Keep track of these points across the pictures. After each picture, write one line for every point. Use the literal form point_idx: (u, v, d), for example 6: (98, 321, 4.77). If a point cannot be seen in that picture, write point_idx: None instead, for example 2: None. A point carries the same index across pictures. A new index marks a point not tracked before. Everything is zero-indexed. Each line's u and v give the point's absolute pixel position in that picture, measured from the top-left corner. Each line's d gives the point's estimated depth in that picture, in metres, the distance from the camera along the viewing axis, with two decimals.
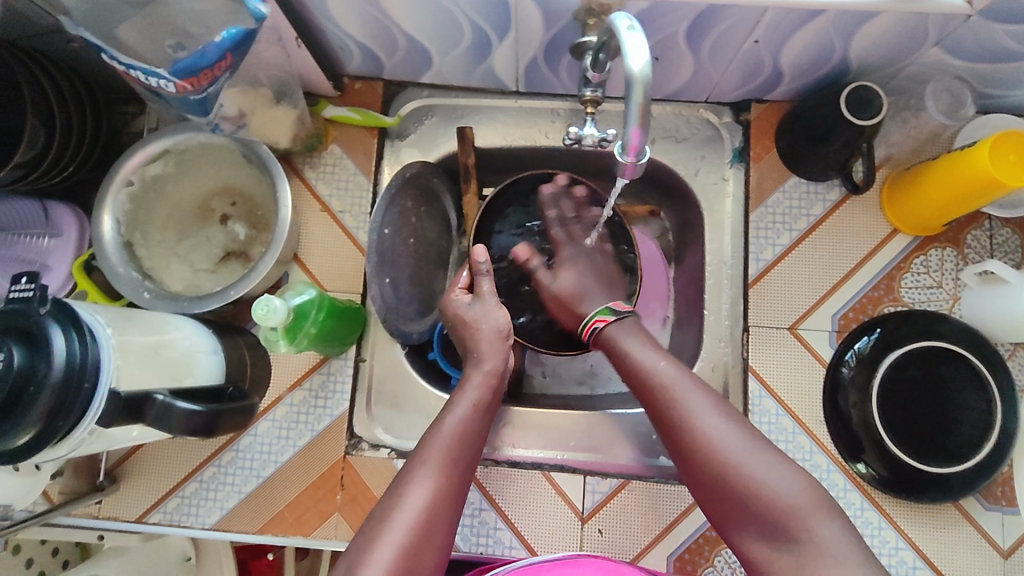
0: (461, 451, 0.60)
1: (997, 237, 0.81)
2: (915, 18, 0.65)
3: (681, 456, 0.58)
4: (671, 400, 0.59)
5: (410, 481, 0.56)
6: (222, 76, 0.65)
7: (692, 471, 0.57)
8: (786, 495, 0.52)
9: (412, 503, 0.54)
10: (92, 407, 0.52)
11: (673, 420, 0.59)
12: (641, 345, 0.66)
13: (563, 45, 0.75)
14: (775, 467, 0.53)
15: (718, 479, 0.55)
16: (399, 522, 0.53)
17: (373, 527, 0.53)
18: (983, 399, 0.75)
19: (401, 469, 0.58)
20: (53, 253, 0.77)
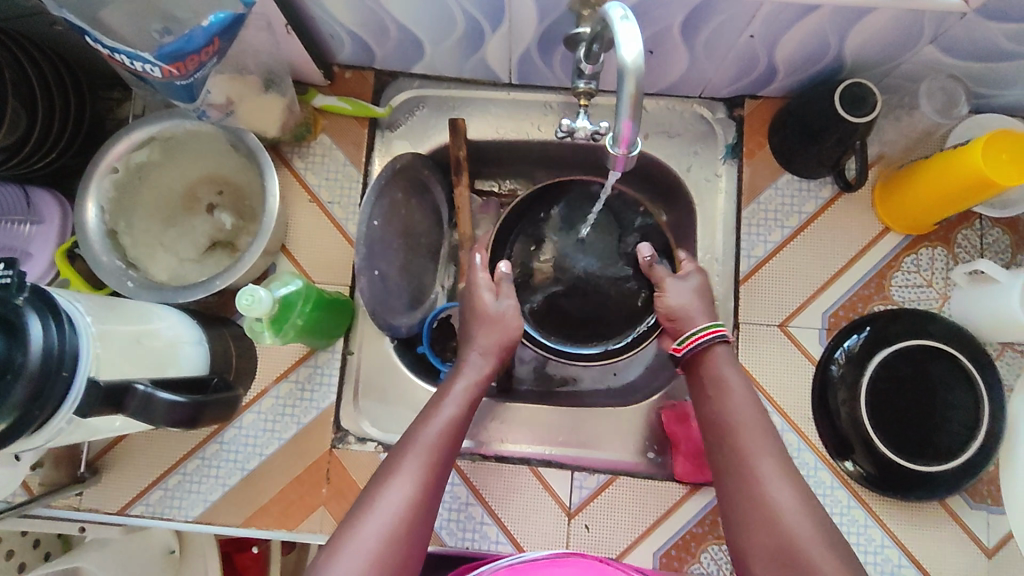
0: (444, 450, 0.60)
1: (987, 237, 0.81)
2: (910, 16, 0.65)
3: (739, 512, 0.57)
4: (747, 453, 0.59)
5: (392, 480, 0.56)
6: (209, 62, 0.63)
7: (744, 531, 0.56)
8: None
9: (393, 499, 0.55)
10: (69, 396, 0.51)
11: (744, 476, 0.58)
12: (738, 384, 0.65)
13: (556, 37, 0.75)
14: (836, 553, 0.52)
15: (773, 546, 0.54)
16: (380, 515, 0.54)
17: (356, 516, 0.54)
18: (971, 397, 0.75)
19: (386, 463, 0.59)
20: (34, 240, 0.76)
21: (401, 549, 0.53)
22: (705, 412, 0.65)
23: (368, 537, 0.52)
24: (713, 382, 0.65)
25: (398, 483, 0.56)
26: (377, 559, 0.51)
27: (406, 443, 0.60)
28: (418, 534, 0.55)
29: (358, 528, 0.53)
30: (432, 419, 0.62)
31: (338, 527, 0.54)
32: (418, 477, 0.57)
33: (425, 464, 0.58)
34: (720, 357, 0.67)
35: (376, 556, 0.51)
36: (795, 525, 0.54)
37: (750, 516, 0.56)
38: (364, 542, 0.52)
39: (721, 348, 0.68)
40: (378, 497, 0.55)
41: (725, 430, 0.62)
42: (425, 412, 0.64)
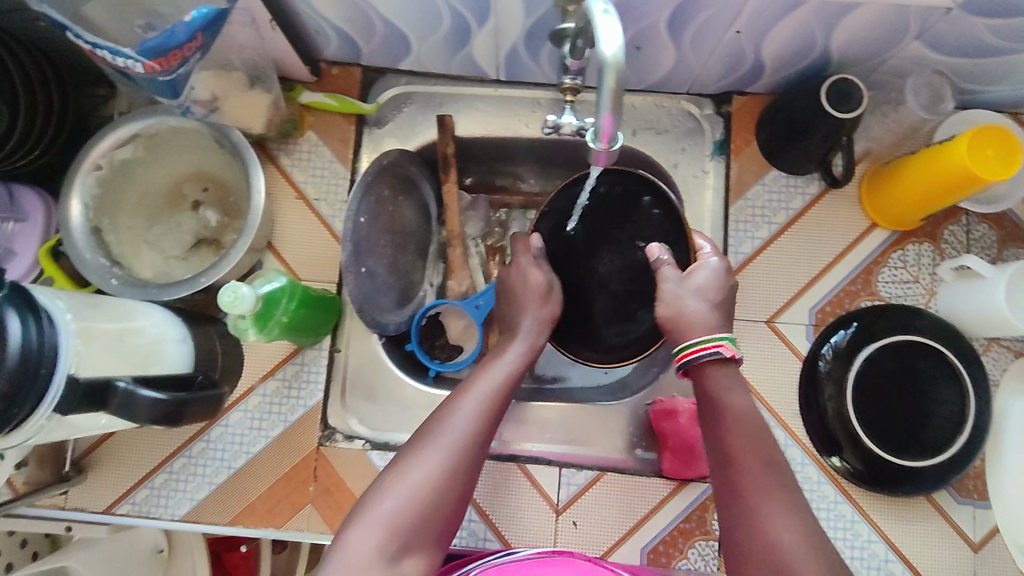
0: (505, 393, 0.61)
1: (973, 233, 0.81)
2: (895, 12, 0.65)
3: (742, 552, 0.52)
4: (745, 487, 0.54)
5: (428, 446, 0.55)
6: (193, 57, 0.63)
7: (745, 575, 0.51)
8: None
9: (456, 431, 0.56)
10: (50, 392, 0.51)
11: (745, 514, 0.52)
12: (740, 404, 0.58)
13: (542, 33, 0.75)
14: None
15: None
16: (409, 483, 0.53)
17: (385, 485, 0.53)
18: (957, 392, 0.75)
19: (422, 429, 0.58)
20: (18, 237, 0.76)
21: (461, 477, 0.55)
22: (716, 453, 0.58)
23: (427, 463, 0.54)
24: (711, 403, 0.60)
25: (461, 416, 0.57)
26: (435, 485, 0.53)
27: (470, 384, 0.61)
28: (476, 466, 0.56)
29: (419, 454, 0.55)
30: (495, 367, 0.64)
31: (398, 452, 0.56)
32: (479, 412, 0.58)
33: (486, 404, 0.59)
34: (718, 374, 0.61)
35: (435, 482, 0.53)
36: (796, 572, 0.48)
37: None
38: (425, 467, 0.54)
39: (723, 364, 0.61)
40: (441, 427, 0.57)
41: (733, 481, 0.55)
42: (468, 381, 0.63)
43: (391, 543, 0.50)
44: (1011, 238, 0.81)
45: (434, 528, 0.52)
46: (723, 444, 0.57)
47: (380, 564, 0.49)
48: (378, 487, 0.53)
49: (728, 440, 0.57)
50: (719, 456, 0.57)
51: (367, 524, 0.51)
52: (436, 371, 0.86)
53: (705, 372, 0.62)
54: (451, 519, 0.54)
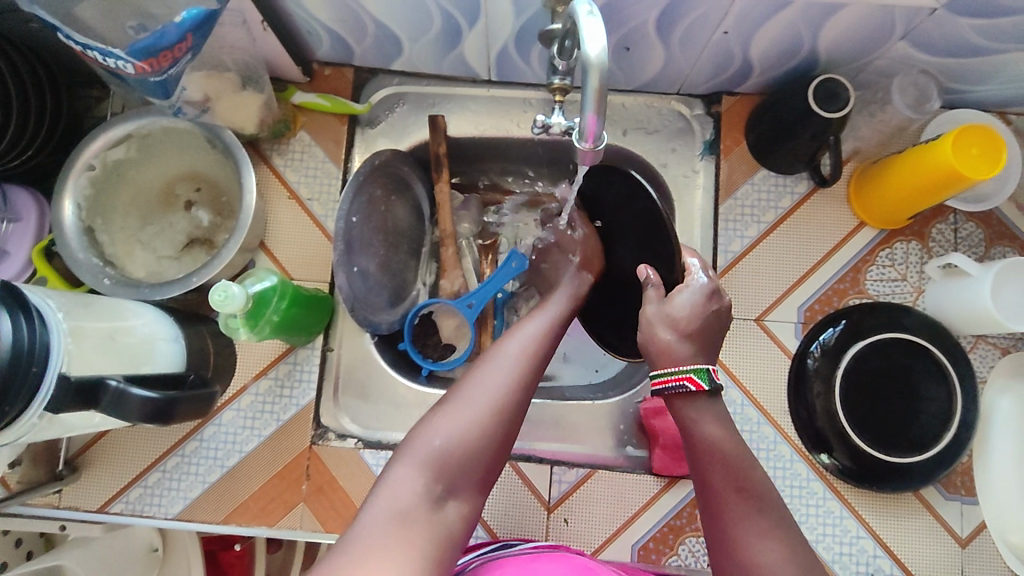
0: (544, 346, 0.63)
1: (961, 231, 0.82)
2: (881, 12, 0.65)
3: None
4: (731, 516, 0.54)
5: (489, 374, 0.57)
6: (184, 58, 0.63)
7: None
8: None
9: (501, 375, 0.57)
10: (40, 392, 0.51)
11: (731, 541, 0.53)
12: (721, 435, 0.58)
13: (532, 34, 0.75)
14: None
15: None
16: (475, 404, 0.55)
17: (446, 407, 0.55)
18: (944, 389, 0.76)
19: (477, 362, 0.60)
20: (11, 238, 0.76)
21: (506, 418, 0.55)
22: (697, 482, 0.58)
23: (474, 403, 0.55)
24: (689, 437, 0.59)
25: (504, 363, 0.59)
26: (482, 425, 0.54)
27: (508, 337, 0.63)
28: (520, 410, 0.57)
29: (464, 396, 0.56)
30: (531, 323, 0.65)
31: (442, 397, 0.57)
32: (521, 361, 0.59)
33: (527, 354, 0.60)
34: (696, 408, 0.60)
35: (482, 423, 0.54)
36: None
37: None
38: (469, 408, 0.54)
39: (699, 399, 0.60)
40: (484, 372, 0.58)
41: (716, 513, 0.55)
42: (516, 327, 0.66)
43: (436, 479, 0.51)
44: (999, 237, 0.82)
45: (480, 465, 0.53)
46: (703, 474, 0.57)
47: (427, 499, 0.50)
48: (425, 425, 0.54)
49: (708, 470, 0.57)
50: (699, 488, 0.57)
51: (417, 461, 0.51)
52: (429, 370, 0.86)
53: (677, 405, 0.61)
54: (496, 458, 0.54)
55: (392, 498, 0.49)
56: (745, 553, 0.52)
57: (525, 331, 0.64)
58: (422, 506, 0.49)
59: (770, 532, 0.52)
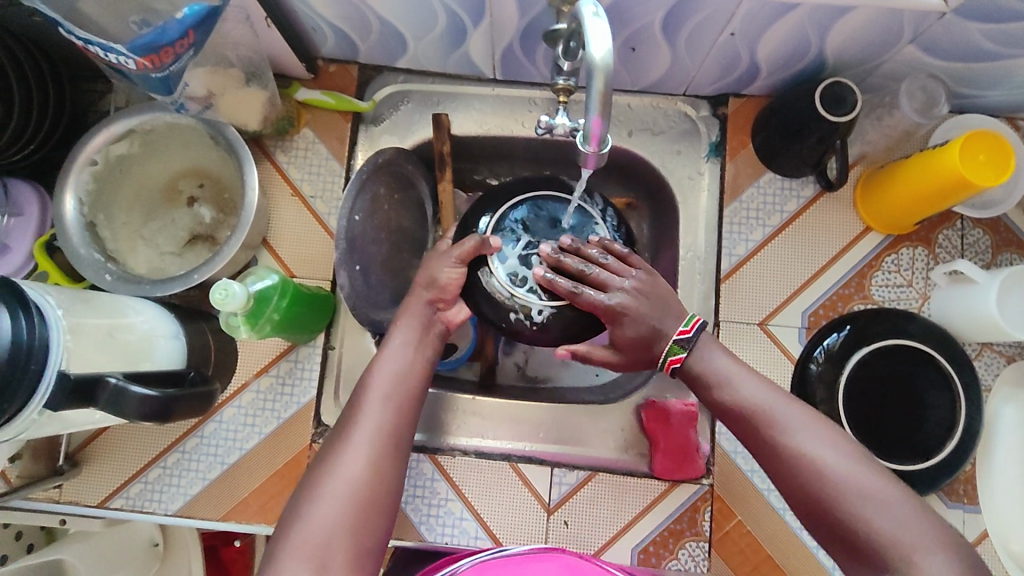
0: (399, 399, 0.62)
1: (968, 237, 0.81)
2: (889, 15, 0.65)
3: (786, 484, 0.57)
4: (768, 428, 0.58)
5: (342, 453, 0.57)
6: (186, 54, 0.63)
7: (801, 499, 0.56)
8: (895, 526, 0.51)
9: (354, 451, 0.57)
10: (39, 389, 0.51)
11: (774, 448, 0.57)
12: (729, 366, 0.63)
13: (537, 33, 0.75)
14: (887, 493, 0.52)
15: (828, 505, 0.54)
16: (331, 490, 0.54)
17: (304, 496, 0.55)
18: (948, 397, 0.76)
19: (335, 433, 0.60)
20: (14, 232, 0.76)
21: (366, 495, 0.55)
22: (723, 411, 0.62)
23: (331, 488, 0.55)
24: (699, 379, 0.63)
25: (358, 438, 0.58)
26: (341, 512, 0.53)
27: (363, 394, 0.62)
28: (384, 479, 0.57)
29: (324, 480, 0.55)
30: (382, 366, 0.63)
31: (304, 483, 0.56)
32: (373, 429, 0.59)
33: (380, 419, 0.60)
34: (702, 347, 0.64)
35: (340, 509, 0.54)
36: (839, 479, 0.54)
37: (812, 502, 0.55)
38: (327, 496, 0.54)
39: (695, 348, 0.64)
40: (338, 451, 0.57)
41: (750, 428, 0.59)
42: (370, 367, 0.64)
43: (308, 563, 0.50)
44: (1006, 243, 0.81)
45: (354, 544, 0.53)
46: (724, 403, 0.62)
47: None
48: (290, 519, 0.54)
49: (726, 394, 0.61)
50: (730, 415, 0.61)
51: (280, 555, 0.51)
52: None
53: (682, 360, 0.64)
54: (372, 531, 0.55)
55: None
56: (790, 450, 0.56)
57: (378, 384, 0.62)
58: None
59: (802, 426, 0.57)
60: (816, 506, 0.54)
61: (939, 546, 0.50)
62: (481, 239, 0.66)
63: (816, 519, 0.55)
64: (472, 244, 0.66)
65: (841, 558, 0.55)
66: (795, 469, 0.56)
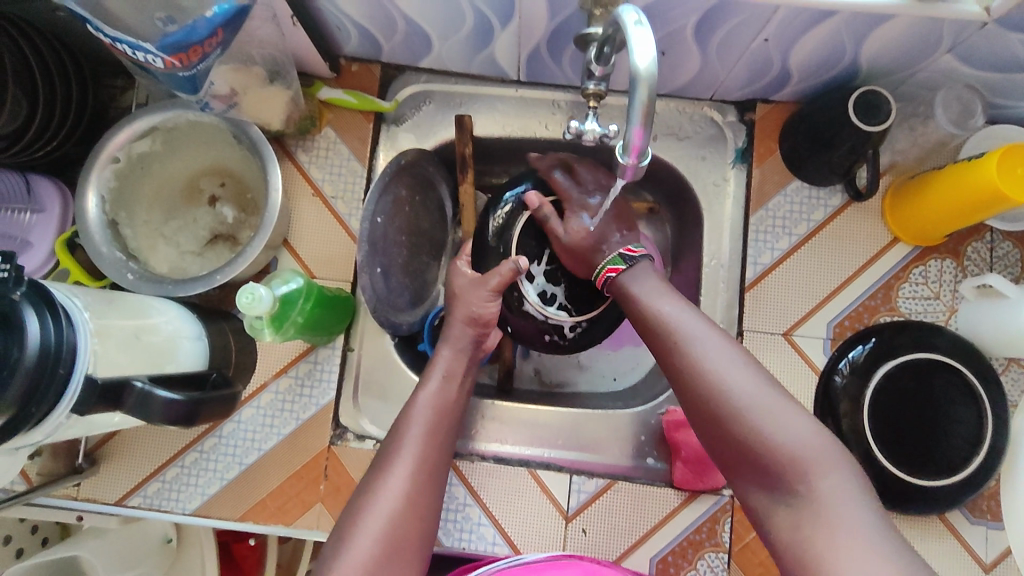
0: (432, 436, 0.65)
1: (997, 250, 0.80)
2: (930, 24, 0.63)
3: (685, 397, 0.57)
4: (675, 343, 0.59)
5: (383, 487, 0.59)
6: (213, 53, 0.62)
7: (696, 413, 0.56)
8: (785, 439, 0.51)
9: (393, 484, 0.59)
10: (67, 393, 0.51)
11: (677, 362, 0.58)
12: (652, 289, 0.65)
13: (567, 35, 0.73)
14: (780, 409, 0.53)
15: (721, 417, 0.54)
16: (374, 520, 0.56)
17: (348, 526, 0.57)
18: (975, 411, 0.74)
19: (374, 467, 0.62)
20: (34, 229, 0.75)
21: (405, 525, 0.58)
22: (649, 336, 0.63)
23: (374, 519, 0.56)
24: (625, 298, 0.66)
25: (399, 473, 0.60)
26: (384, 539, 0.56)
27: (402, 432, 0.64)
28: (421, 514, 0.59)
29: (366, 511, 0.57)
30: (419, 402, 0.67)
31: (346, 515, 0.58)
32: (411, 465, 0.61)
33: (418, 457, 0.62)
34: (631, 275, 0.68)
35: (383, 538, 0.56)
36: (733, 391, 0.54)
37: (707, 414, 0.55)
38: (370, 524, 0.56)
39: (628, 272, 0.68)
40: (378, 485, 0.59)
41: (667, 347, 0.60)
42: (408, 403, 0.67)
43: None
44: None
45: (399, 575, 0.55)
46: (650, 327, 0.63)
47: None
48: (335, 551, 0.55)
49: (653, 317, 0.62)
50: (653, 339, 0.62)
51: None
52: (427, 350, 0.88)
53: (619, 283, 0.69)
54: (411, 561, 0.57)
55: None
56: (693, 365, 0.57)
57: (417, 423, 0.65)
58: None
59: (707, 342, 0.58)
60: (710, 417, 0.55)
61: (834, 466, 0.50)
62: (517, 265, 0.69)
63: (715, 437, 0.55)
64: (508, 271, 0.69)
65: (734, 476, 0.55)
66: (698, 382, 0.56)
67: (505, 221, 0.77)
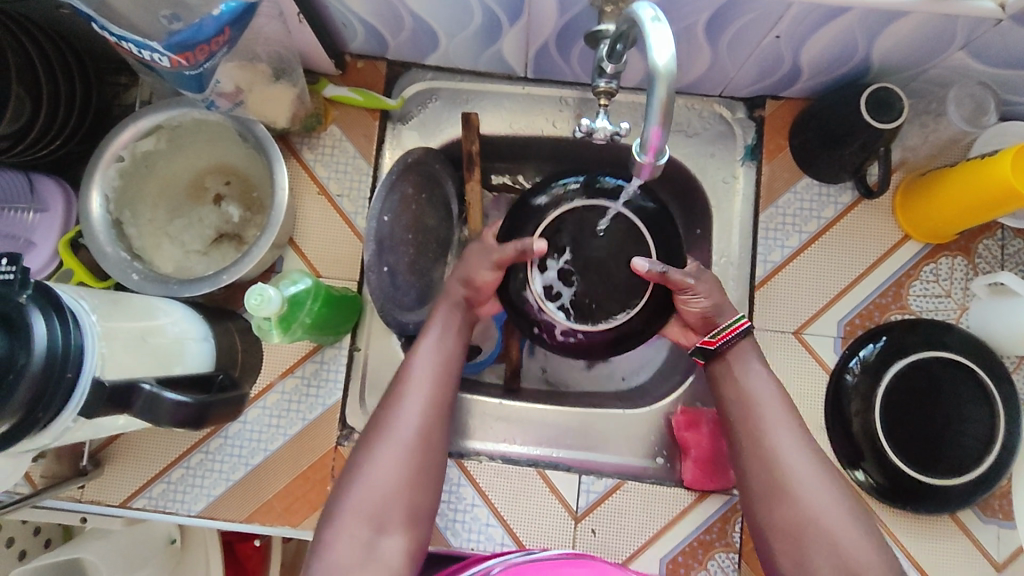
0: (431, 380, 0.64)
1: (1009, 248, 0.80)
2: (944, 21, 0.62)
3: (763, 489, 0.59)
4: (766, 436, 0.61)
5: (388, 428, 0.60)
6: (220, 51, 0.61)
7: (770, 508, 0.58)
8: (856, 558, 0.54)
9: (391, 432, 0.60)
10: (74, 397, 0.50)
11: (764, 455, 0.60)
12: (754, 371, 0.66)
13: (577, 32, 0.73)
14: (857, 527, 0.56)
15: (798, 521, 0.57)
16: (380, 464, 0.58)
17: (355, 469, 0.58)
18: (987, 411, 0.74)
19: (379, 409, 0.62)
20: (38, 229, 0.74)
21: (416, 466, 0.59)
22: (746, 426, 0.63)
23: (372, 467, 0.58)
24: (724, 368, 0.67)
25: (402, 416, 0.61)
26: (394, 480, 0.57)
27: (405, 374, 0.64)
28: (422, 458, 0.60)
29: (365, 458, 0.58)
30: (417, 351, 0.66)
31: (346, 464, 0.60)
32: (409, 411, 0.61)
33: (422, 399, 0.62)
34: (744, 347, 0.67)
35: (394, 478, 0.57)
36: (815, 500, 0.57)
37: (785, 513, 0.57)
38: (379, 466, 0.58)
39: (745, 340, 0.67)
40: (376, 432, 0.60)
41: (772, 452, 0.60)
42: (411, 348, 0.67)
43: (367, 524, 0.55)
44: None
45: (401, 519, 0.57)
46: (748, 417, 0.63)
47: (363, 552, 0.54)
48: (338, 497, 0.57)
49: (745, 401, 0.64)
50: (752, 434, 0.62)
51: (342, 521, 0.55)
52: None
53: (727, 357, 0.67)
54: (414, 505, 0.58)
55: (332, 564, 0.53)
56: (782, 463, 0.59)
57: (420, 365, 0.64)
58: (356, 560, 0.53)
59: (800, 445, 0.60)
60: (785, 517, 0.57)
61: None
62: (522, 248, 0.64)
63: (790, 546, 0.57)
64: (512, 251, 0.64)
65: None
66: (783, 481, 0.58)
67: (558, 194, 0.67)
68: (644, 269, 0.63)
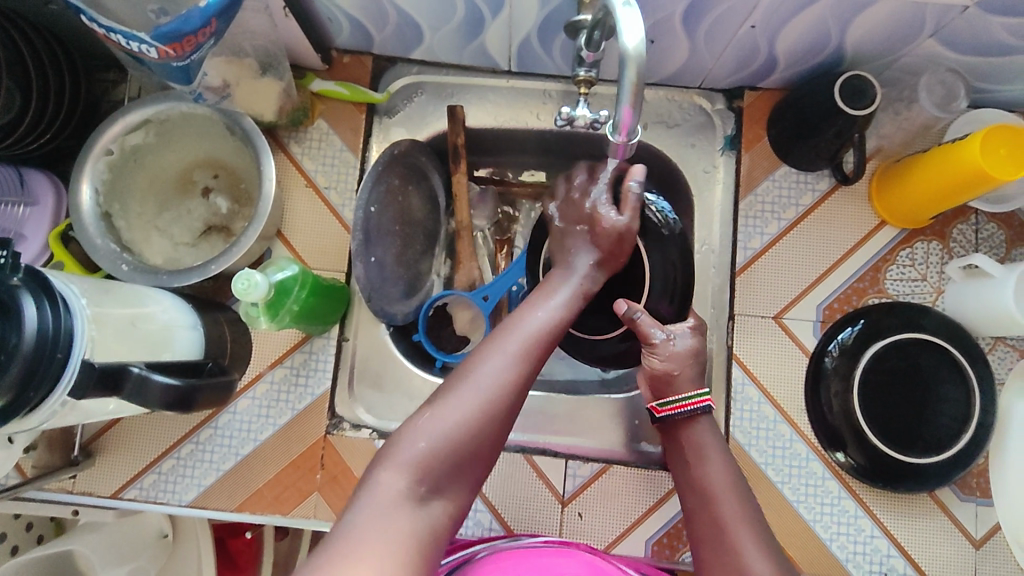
0: (541, 344, 0.59)
1: (982, 232, 0.81)
2: (912, 9, 0.64)
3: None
4: (722, 526, 0.57)
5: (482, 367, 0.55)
6: (207, 43, 0.62)
7: None
8: None
9: (485, 376, 0.54)
10: (65, 378, 0.51)
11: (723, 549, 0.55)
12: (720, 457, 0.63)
13: (557, 24, 0.74)
14: None
15: None
16: (465, 402, 0.52)
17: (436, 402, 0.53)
18: (963, 390, 0.76)
19: (475, 351, 0.57)
20: (27, 222, 0.75)
21: (495, 418, 0.53)
22: (706, 518, 0.59)
23: (455, 407, 0.52)
24: (692, 449, 0.64)
25: (496, 359, 0.55)
26: (469, 425, 0.51)
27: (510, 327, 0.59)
28: (505, 416, 0.54)
29: (449, 397, 0.53)
30: (528, 316, 0.61)
31: (427, 398, 0.54)
32: (511, 362, 0.56)
33: (522, 351, 0.57)
34: (703, 427, 0.65)
35: (468, 420, 0.52)
36: None
37: None
38: (459, 406, 0.52)
39: (705, 419, 0.65)
40: (470, 373, 0.54)
41: (732, 547, 0.55)
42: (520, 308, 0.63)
43: (418, 478, 0.48)
44: (1019, 238, 0.81)
45: (457, 474, 0.51)
46: (710, 508, 0.59)
47: (409, 499, 0.47)
48: (408, 428, 0.51)
49: (710, 489, 0.60)
50: (712, 526, 0.57)
51: (399, 463, 0.49)
52: (419, 339, 0.88)
53: (682, 441, 0.65)
54: (474, 465, 0.52)
55: (375, 499, 0.47)
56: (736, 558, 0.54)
57: (524, 325, 0.60)
58: (401, 504, 0.46)
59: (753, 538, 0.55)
60: None
61: None
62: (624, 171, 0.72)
63: None
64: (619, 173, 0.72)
65: None
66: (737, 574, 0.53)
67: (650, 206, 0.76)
68: (621, 309, 0.69)
